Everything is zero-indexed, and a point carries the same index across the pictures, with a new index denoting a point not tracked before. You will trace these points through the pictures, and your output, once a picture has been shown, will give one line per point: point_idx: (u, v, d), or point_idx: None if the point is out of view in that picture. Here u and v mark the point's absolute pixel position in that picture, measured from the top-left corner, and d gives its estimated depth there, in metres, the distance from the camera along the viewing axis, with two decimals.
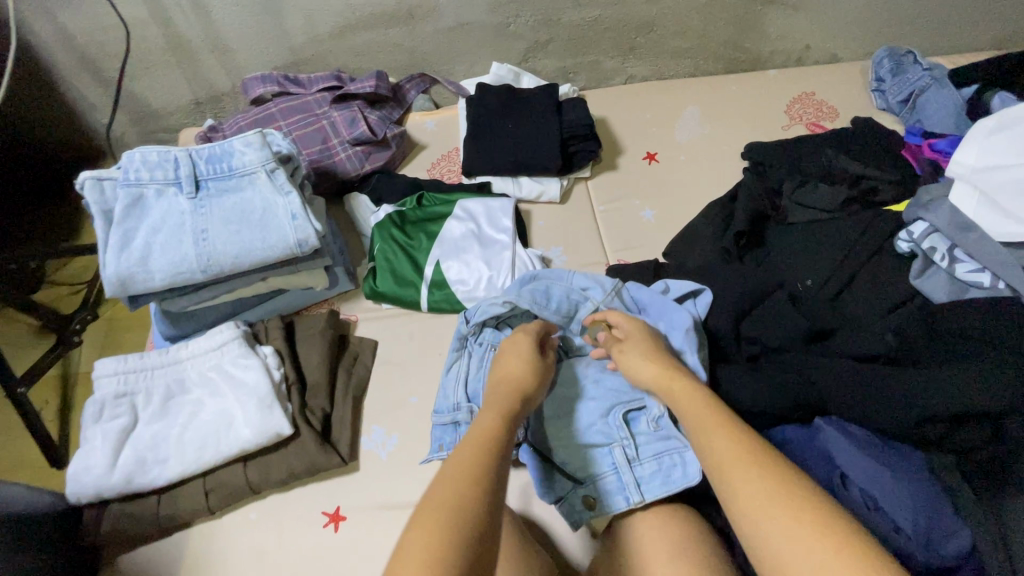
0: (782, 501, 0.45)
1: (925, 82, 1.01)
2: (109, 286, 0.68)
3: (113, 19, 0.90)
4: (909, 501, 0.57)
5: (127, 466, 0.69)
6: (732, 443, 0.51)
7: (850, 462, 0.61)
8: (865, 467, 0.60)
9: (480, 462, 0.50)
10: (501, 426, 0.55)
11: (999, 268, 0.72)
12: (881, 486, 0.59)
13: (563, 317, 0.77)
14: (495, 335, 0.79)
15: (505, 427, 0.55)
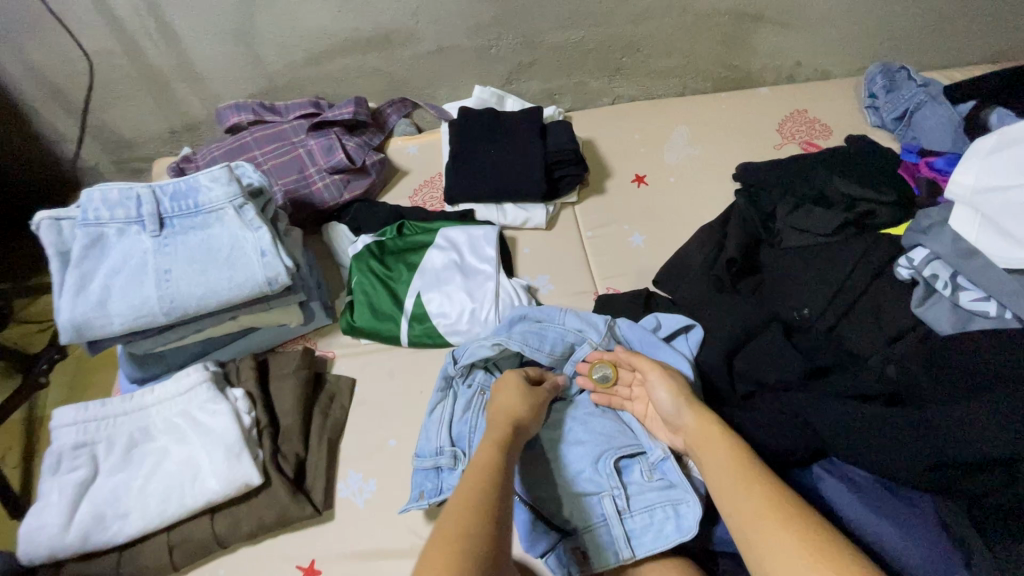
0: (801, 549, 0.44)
1: (922, 98, 0.98)
2: (64, 333, 0.65)
3: (80, 50, 0.88)
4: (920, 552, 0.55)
5: (83, 524, 0.65)
6: (750, 490, 0.50)
7: (859, 514, 0.58)
8: (869, 519, 0.58)
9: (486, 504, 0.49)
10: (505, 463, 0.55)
11: (1005, 296, 0.67)
12: (888, 539, 0.57)
13: (557, 359, 0.72)
14: (486, 377, 0.75)
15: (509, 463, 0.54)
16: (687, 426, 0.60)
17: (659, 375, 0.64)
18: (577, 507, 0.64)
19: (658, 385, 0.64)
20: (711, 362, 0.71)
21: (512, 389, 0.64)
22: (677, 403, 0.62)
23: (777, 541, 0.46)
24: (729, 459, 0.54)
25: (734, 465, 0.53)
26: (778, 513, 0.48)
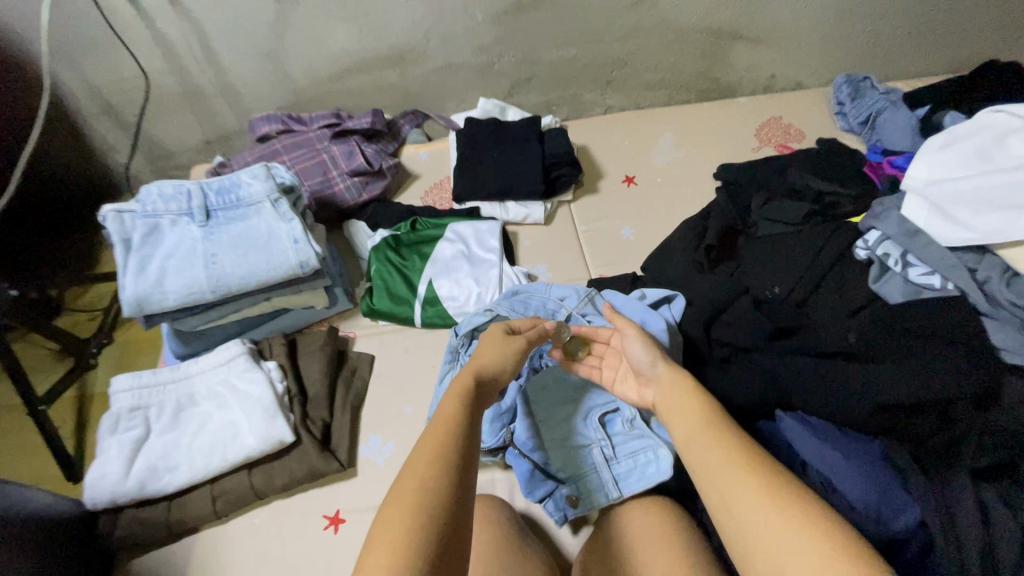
0: (759, 495, 0.45)
1: (882, 104, 1.09)
2: (127, 307, 0.75)
3: (133, 70, 0.99)
4: (864, 482, 0.61)
5: (140, 474, 0.75)
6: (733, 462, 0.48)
7: (813, 450, 0.65)
8: (822, 453, 0.64)
9: (445, 452, 0.50)
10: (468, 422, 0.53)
11: (946, 270, 0.77)
12: (837, 468, 0.63)
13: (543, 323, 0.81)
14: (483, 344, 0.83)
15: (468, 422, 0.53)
16: (665, 378, 0.59)
17: (634, 330, 0.63)
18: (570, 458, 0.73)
19: (631, 338, 0.63)
20: (690, 332, 0.80)
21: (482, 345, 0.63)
22: (653, 359, 0.61)
23: (735, 488, 0.46)
24: (693, 411, 0.54)
25: (699, 416, 0.54)
26: (740, 463, 0.48)
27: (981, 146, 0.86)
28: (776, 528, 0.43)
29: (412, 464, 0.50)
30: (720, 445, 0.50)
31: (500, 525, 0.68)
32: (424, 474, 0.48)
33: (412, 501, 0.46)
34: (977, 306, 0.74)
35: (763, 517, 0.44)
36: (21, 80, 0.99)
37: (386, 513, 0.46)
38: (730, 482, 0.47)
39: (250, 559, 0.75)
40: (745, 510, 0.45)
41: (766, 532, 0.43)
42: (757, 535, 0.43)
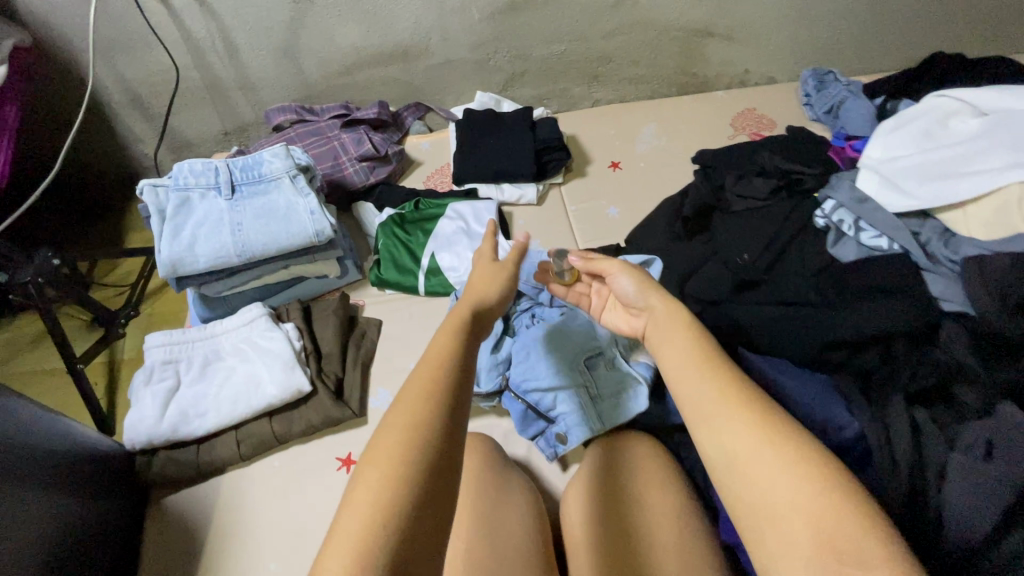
0: (761, 431, 0.46)
1: (845, 94, 1.18)
2: (163, 269, 0.84)
3: (161, 65, 1.09)
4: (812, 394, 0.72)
5: (173, 418, 0.84)
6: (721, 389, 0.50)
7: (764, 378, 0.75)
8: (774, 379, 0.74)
9: (441, 376, 0.49)
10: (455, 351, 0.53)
11: (892, 232, 0.86)
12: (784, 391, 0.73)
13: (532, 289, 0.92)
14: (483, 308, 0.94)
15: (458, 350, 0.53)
16: (659, 311, 0.61)
17: (625, 268, 0.66)
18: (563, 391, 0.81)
19: (620, 274, 0.66)
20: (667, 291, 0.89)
21: (473, 286, 0.63)
22: (648, 291, 0.63)
23: (737, 420, 0.47)
24: (697, 347, 0.54)
25: (704, 352, 0.54)
26: (741, 400, 0.49)
27: (927, 126, 0.96)
28: (780, 464, 0.44)
29: (411, 384, 0.49)
30: (729, 386, 0.50)
31: (497, 457, 0.76)
32: (422, 398, 0.47)
33: (412, 415, 0.45)
34: (919, 261, 0.83)
35: (766, 452, 0.45)
36: (60, 75, 1.09)
37: (387, 427, 0.45)
38: (734, 414, 0.48)
39: (271, 496, 0.84)
40: (746, 443, 0.46)
41: (765, 464, 0.44)
42: (754, 468, 0.45)
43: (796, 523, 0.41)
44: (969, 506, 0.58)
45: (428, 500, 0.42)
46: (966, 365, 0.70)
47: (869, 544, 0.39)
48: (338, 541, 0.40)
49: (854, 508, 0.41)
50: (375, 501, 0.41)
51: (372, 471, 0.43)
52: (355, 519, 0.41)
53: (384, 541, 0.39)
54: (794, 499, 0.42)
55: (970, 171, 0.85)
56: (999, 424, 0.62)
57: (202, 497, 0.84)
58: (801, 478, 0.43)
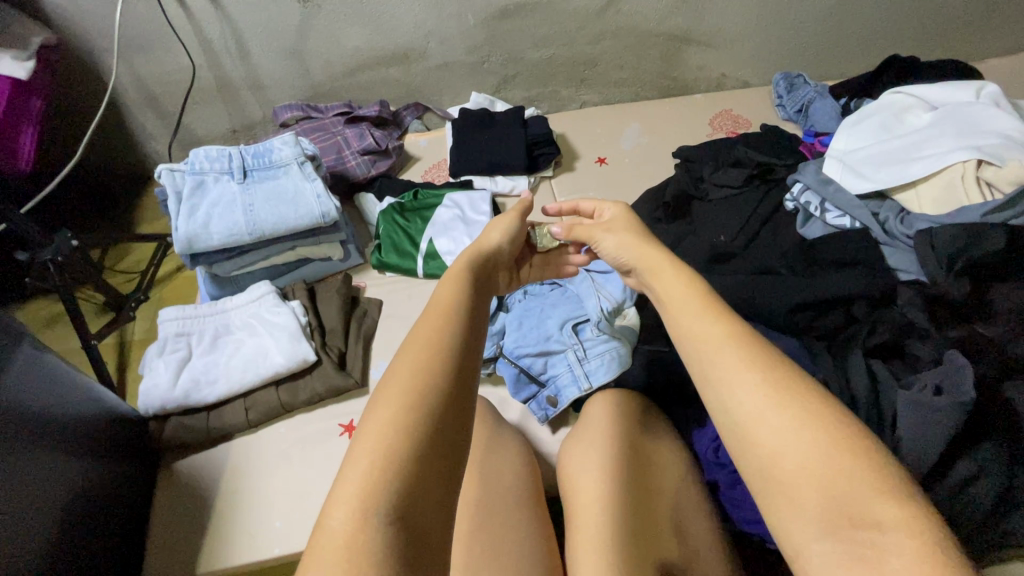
0: (764, 393, 0.44)
1: (813, 95, 1.28)
2: (179, 245, 0.90)
3: (176, 66, 1.17)
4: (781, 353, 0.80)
5: (185, 385, 0.89)
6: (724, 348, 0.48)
7: None
8: None
9: (441, 338, 0.50)
10: (452, 307, 0.54)
11: (853, 211, 0.95)
12: None
13: None
14: None
15: (457, 306, 0.55)
16: (646, 259, 0.63)
17: (618, 226, 0.70)
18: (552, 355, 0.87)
19: (605, 234, 0.70)
20: None
21: (467, 258, 0.65)
22: (630, 239, 0.67)
23: (739, 383, 0.45)
24: (697, 307, 0.52)
25: (701, 312, 0.52)
26: (747, 357, 0.46)
27: (885, 119, 1.04)
28: (786, 427, 0.42)
29: (409, 349, 0.49)
30: (731, 349, 0.47)
31: (492, 415, 0.82)
32: (420, 361, 0.47)
33: (410, 373, 0.46)
34: (878, 237, 0.91)
35: (770, 414, 0.43)
36: (81, 73, 1.15)
37: (384, 391, 0.45)
38: (734, 378, 0.46)
39: (276, 461, 0.87)
40: (748, 407, 0.44)
41: (771, 427, 0.42)
42: (759, 431, 0.43)
43: (804, 487, 0.40)
44: (921, 444, 0.64)
45: (428, 454, 0.42)
46: (918, 323, 0.76)
47: (880, 505, 0.38)
48: (342, 493, 0.40)
49: (864, 470, 0.39)
50: (376, 453, 0.41)
51: (372, 425, 0.43)
52: (358, 472, 0.40)
53: (387, 488, 0.39)
54: (802, 459, 0.40)
55: (922, 155, 0.94)
56: (946, 369, 0.68)
57: (211, 461, 0.88)
58: (808, 441, 0.41)
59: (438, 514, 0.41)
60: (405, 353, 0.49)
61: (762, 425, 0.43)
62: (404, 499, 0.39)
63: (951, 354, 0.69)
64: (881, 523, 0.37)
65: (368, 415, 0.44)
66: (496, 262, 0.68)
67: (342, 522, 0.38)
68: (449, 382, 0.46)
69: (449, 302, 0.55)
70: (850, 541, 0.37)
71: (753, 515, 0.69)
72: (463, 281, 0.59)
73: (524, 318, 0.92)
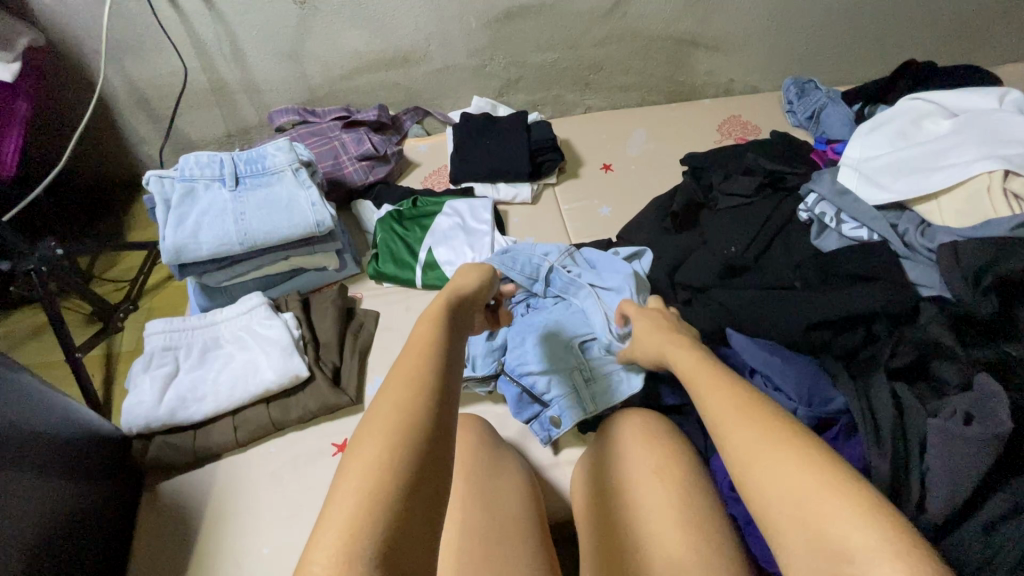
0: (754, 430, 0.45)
1: (825, 101, 1.24)
2: (166, 254, 0.86)
3: (169, 68, 1.13)
4: (797, 374, 0.75)
5: (171, 402, 0.85)
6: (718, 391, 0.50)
7: (754, 356, 0.78)
8: (765, 358, 0.77)
9: (425, 369, 0.46)
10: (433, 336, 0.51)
11: (871, 222, 0.91)
12: (775, 369, 0.76)
13: (527, 279, 0.93)
14: None
15: (437, 338, 0.51)
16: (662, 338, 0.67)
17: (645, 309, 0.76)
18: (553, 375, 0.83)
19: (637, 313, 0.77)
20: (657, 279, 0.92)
21: (447, 293, 0.62)
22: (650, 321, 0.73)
23: (729, 424, 0.47)
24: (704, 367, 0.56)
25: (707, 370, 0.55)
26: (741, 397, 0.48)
27: (902, 127, 1.00)
28: (772, 463, 0.42)
29: (393, 379, 0.46)
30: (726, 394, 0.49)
31: (493, 436, 0.78)
32: (406, 392, 0.44)
33: (396, 407, 0.42)
34: (897, 250, 0.87)
35: (757, 451, 0.44)
36: (71, 75, 1.12)
37: (369, 424, 0.42)
38: (728, 419, 0.47)
39: (265, 481, 0.83)
40: (737, 445, 0.45)
41: (757, 464, 0.43)
42: (746, 469, 0.43)
43: (788, 525, 0.40)
44: (951, 475, 0.60)
45: (414, 496, 0.38)
46: (943, 343, 0.72)
47: (865, 538, 0.37)
48: (321, 541, 0.36)
49: (844, 503, 0.39)
50: (358, 491, 0.37)
51: (356, 461, 0.39)
52: (340, 512, 0.37)
53: (372, 531, 0.36)
54: (788, 497, 0.41)
55: (943, 165, 0.90)
56: (976, 396, 0.64)
57: (198, 482, 0.84)
58: (794, 475, 0.41)
59: (424, 558, 0.37)
60: (389, 384, 0.45)
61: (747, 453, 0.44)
62: (390, 547, 0.36)
63: (981, 378, 0.64)
64: (861, 561, 0.36)
65: (350, 455, 0.40)
66: (467, 302, 0.62)
67: (323, 567, 0.34)
68: (437, 416, 0.43)
69: (432, 333, 0.52)
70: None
71: (777, 555, 0.64)
72: (441, 315, 0.56)
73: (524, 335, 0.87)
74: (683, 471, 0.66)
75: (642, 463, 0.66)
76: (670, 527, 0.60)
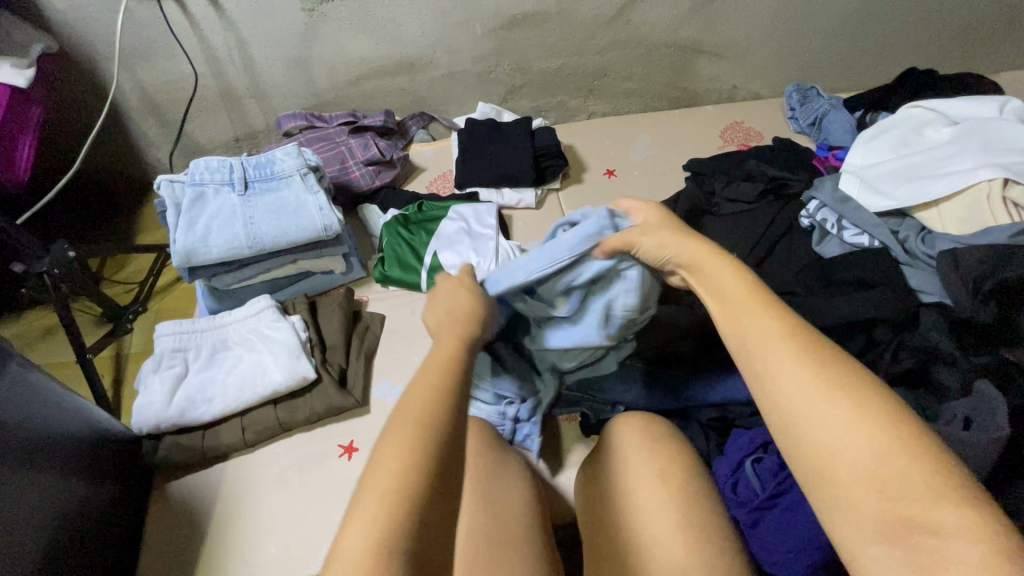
0: (819, 391, 0.44)
1: (826, 108, 1.25)
2: (177, 257, 0.88)
3: (178, 74, 1.15)
4: None
5: (180, 403, 0.86)
6: (774, 345, 0.47)
7: None
8: None
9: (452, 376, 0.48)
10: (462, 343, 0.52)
11: (872, 229, 0.92)
12: None
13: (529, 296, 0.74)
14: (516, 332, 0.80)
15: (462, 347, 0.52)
16: (691, 260, 0.59)
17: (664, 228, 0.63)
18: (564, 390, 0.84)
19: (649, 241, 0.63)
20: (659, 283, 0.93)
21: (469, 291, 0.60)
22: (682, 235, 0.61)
23: (794, 383, 0.45)
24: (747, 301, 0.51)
25: (751, 307, 0.50)
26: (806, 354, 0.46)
27: (903, 134, 1.01)
28: (844, 429, 0.42)
29: (421, 380, 0.48)
30: (779, 345, 0.47)
31: (497, 438, 0.79)
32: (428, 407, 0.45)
33: (423, 411, 0.45)
34: (897, 257, 0.89)
35: (824, 412, 0.43)
36: (83, 81, 1.14)
37: (392, 429, 0.44)
38: (786, 376, 0.45)
39: (272, 481, 0.85)
40: (802, 406, 0.44)
41: (827, 429, 0.42)
42: (809, 435, 0.43)
43: (862, 492, 0.40)
44: None
45: (431, 497, 0.43)
46: (943, 349, 0.73)
47: (951, 516, 0.37)
48: (345, 553, 0.40)
49: (923, 471, 0.39)
50: (388, 494, 0.41)
51: (381, 463, 0.42)
52: (369, 511, 0.41)
53: (394, 530, 0.40)
54: (861, 465, 0.41)
55: (943, 173, 0.91)
56: (977, 401, 0.64)
57: (207, 482, 0.85)
58: (867, 442, 0.41)
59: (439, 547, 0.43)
60: (409, 394, 0.47)
61: (819, 425, 0.43)
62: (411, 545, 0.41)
63: (981, 384, 0.65)
64: (939, 527, 0.37)
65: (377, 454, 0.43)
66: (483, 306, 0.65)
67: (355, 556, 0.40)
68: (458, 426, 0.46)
69: (459, 342, 0.53)
70: (909, 545, 0.38)
71: (780, 557, 0.64)
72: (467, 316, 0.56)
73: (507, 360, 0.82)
74: (687, 474, 0.66)
75: (648, 467, 0.67)
76: (670, 528, 0.61)
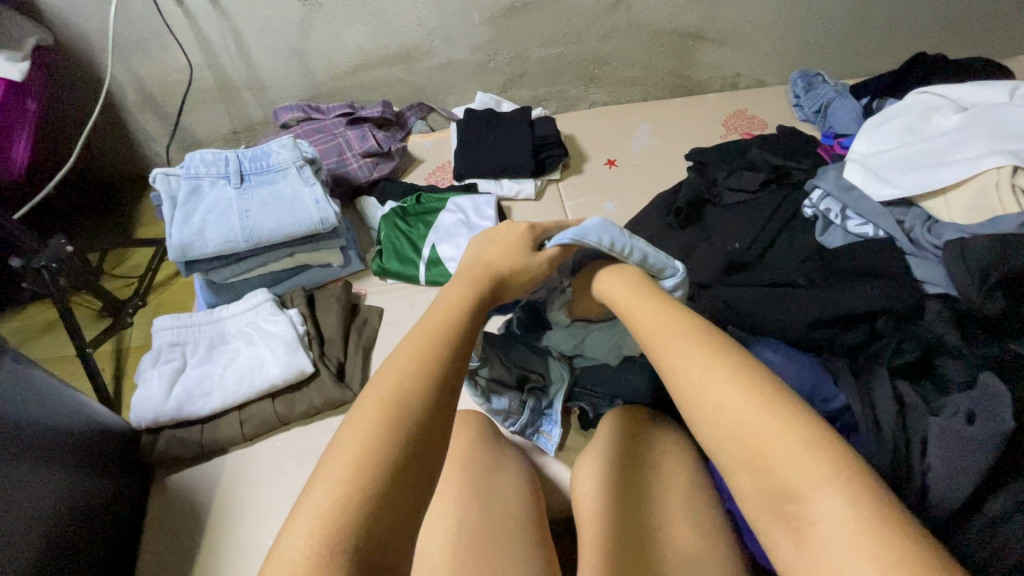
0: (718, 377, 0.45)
1: (833, 94, 1.22)
2: (173, 252, 0.88)
3: (174, 67, 1.14)
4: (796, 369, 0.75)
5: (179, 397, 0.86)
6: (683, 346, 0.49)
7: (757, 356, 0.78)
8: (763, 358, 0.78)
9: (425, 359, 0.49)
10: (445, 329, 0.52)
11: (877, 219, 0.90)
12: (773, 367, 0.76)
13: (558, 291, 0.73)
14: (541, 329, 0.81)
15: (450, 330, 0.52)
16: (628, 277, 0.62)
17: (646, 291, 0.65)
18: (573, 383, 0.84)
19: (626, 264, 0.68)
20: None
21: (451, 297, 0.58)
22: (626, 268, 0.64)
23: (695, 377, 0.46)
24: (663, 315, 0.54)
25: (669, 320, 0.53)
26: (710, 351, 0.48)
27: (911, 121, 0.99)
28: (738, 409, 0.43)
29: (396, 365, 0.48)
30: (687, 346, 0.49)
31: (494, 430, 0.78)
32: (379, 421, 0.43)
33: (397, 393, 0.45)
34: (903, 246, 0.87)
35: (716, 395, 0.44)
36: (79, 72, 1.13)
37: (359, 413, 0.44)
38: (690, 367, 0.47)
39: (269, 475, 0.85)
40: (699, 394, 0.45)
41: (725, 408, 0.43)
42: (706, 416, 0.44)
43: (747, 467, 0.41)
44: (951, 464, 0.61)
45: (403, 479, 0.41)
46: (947, 340, 0.72)
47: (817, 479, 0.38)
48: (283, 563, 0.37)
49: (800, 446, 0.39)
50: (349, 481, 0.40)
51: (348, 445, 0.42)
52: (327, 496, 0.39)
53: (355, 514, 0.39)
54: (751, 441, 0.41)
55: (951, 160, 0.89)
56: (980, 395, 0.63)
57: (205, 476, 0.86)
58: (753, 416, 0.42)
59: (403, 540, 0.40)
60: (357, 415, 0.45)
61: (714, 408, 0.44)
62: (372, 537, 0.39)
63: (988, 377, 0.63)
64: (806, 494, 0.38)
65: (342, 436, 0.43)
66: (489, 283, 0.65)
67: (302, 552, 0.37)
68: (433, 411, 0.45)
69: (430, 346, 0.50)
70: (785, 517, 0.38)
71: None
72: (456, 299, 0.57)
73: (522, 352, 0.81)
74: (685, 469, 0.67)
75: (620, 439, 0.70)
76: (677, 526, 0.61)
